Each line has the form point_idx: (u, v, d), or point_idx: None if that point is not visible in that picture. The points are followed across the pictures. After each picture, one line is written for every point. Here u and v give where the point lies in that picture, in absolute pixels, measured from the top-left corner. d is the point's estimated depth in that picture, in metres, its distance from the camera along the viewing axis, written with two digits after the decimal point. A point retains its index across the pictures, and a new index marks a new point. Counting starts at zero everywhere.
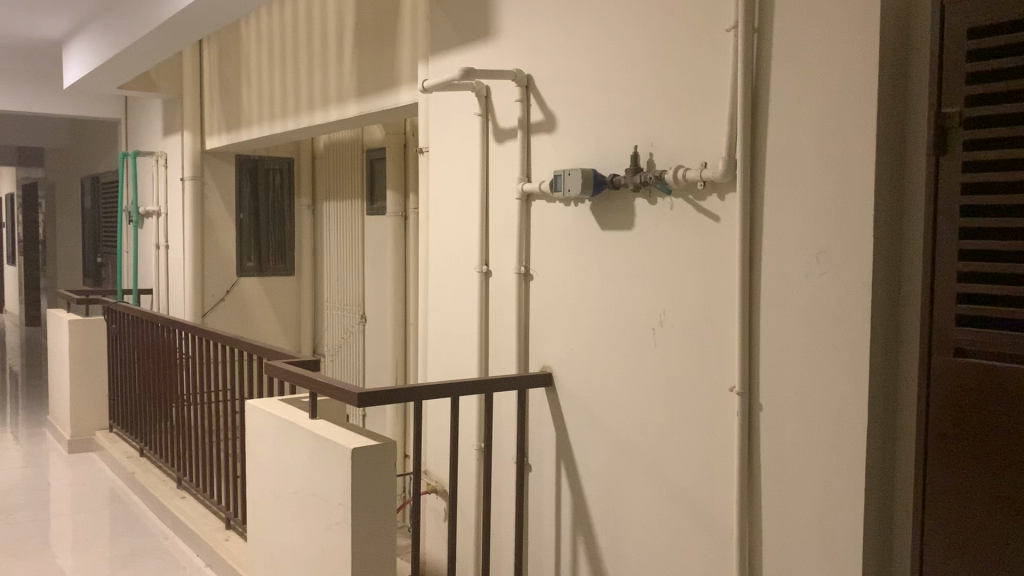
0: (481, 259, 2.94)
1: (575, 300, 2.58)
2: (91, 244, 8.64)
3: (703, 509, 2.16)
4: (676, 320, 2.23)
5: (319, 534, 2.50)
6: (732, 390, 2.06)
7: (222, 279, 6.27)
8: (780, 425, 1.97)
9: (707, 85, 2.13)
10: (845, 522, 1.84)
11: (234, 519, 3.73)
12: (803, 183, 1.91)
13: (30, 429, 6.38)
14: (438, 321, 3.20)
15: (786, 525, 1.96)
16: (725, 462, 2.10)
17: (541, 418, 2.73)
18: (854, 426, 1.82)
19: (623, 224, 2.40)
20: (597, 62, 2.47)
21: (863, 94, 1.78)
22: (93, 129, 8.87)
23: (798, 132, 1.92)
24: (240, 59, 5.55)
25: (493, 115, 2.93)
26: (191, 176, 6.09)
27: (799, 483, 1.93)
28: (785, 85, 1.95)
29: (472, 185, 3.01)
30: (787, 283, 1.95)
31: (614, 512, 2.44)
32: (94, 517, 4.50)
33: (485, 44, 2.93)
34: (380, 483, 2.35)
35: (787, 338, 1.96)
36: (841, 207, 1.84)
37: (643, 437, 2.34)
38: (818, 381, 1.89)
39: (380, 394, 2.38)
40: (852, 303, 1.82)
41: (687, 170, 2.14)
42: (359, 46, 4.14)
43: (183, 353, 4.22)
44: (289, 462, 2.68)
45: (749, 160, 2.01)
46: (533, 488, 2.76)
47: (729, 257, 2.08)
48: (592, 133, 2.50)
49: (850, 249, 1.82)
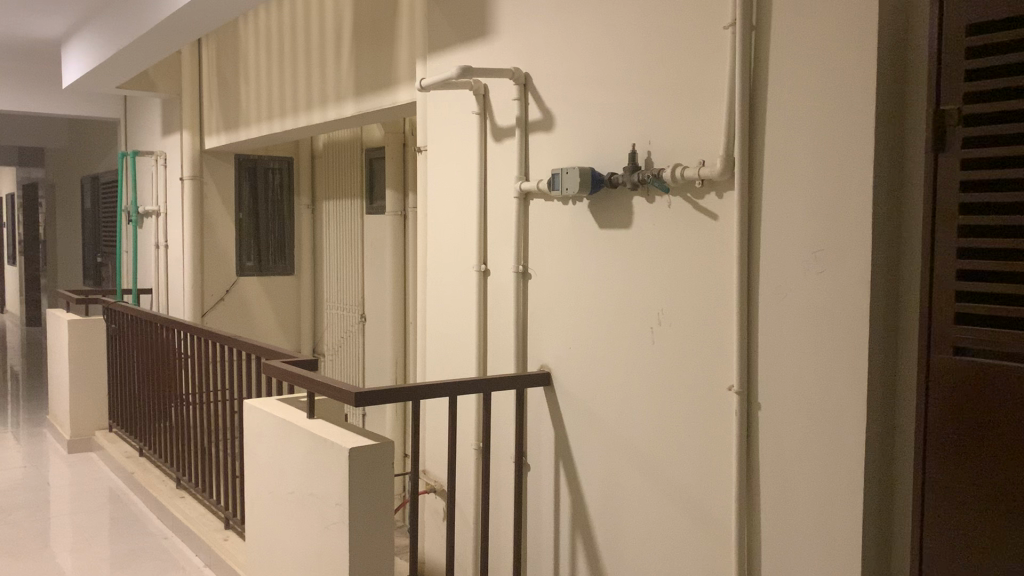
0: (479, 258, 2.93)
1: (573, 298, 2.57)
2: (91, 244, 8.64)
3: (701, 508, 2.16)
4: (675, 318, 2.22)
5: (316, 535, 2.49)
6: (731, 389, 2.06)
7: (222, 278, 6.26)
8: (778, 424, 1.97)
9: (705, 82, 2.12)
10: (843, 521, 1.83)
11: (233, 519, 3.72)
12: (802, 181, 1.90)
13: (30, 429, 6.38)
14: (437, 320, 3.19)
15: (785, 524, 1.95)
16: (723, 461, 2.09)
17: (539, 417, 2.73)
18: (852, 424, 1.81)
19: (621, 223, 2.39)
20: (594, 60, 2.47)
21: (861, 91, 1.78)
22: (93, 129, 8.86)
23: (796, 130, 1.91)
24: (239, 59, 5.54)
25: (491, 113, 2.92)
26: (191, 175, 6.08)
27: (798, 482, 1.93)
28: (782, 83, 1.94)
29: (470, 184, 3.00)
30: (785, 281, 1.95)
31: (613, 511, 2.44)
32: (94, 516, 4.50)
33: (483, 43, 2.92)
34: (377, 483, 2.34)
35: (785, 336, 1.95)
36: (839, 205, 1.83)
37: (641, 436, 2.33)
38: (817, 380, 1.88)
39: (378, 393, 2.38)
40: (850, 301, 1.81)
41: (684, 168, 2.13)
42: (357, 45, 4.13)
43: (182, 353, 4.21)
44: (287, 462, 2.67)
45: (747, 158, 2.00)
46: (531, 487, 2.76)
47: (727, 255, 2.07)
48: (590, 132, 2.50)
49: (849, 247, 1.81)
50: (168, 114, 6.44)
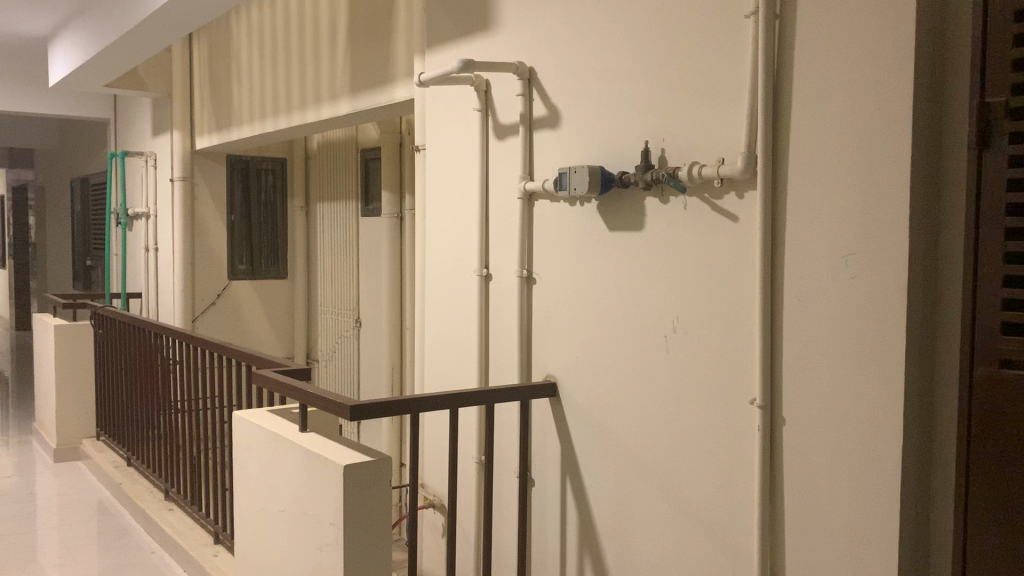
0: (480, 262, 2.79)
1: (580, 304, 2.44)
2: (81, 246, 8.47)
3: (719, 529, 2.02)
4: (690, 327, 2.09)
5: (309, 556, 2.35)
6: (753, 403, 1.92)
7: (213, 282, 6.10)
8: (806, 440, 1.83)
9: (724, 76, 1.98)
10: (875, 546, 1.70)
11: (223, 534, 3.56)
12: (831, 181, 1.77)
13: (19, 437, 6.21)
14: (435, 326, 3.05)
15: (811, 547, 1.82)
16: (743, 479, 1.96)
17: (545, 429, 2.59)
18: (887, 441, 1.67)
19: (632, 225, 2.26)
20: (603, 53, 2.33)
21: (896, 84, 1.65)
22: (83, 129, 8.69)
23: (824, 125, 1.78)
24: (230, 57, 5.39)
25: (493, 109, 2.78)
26: (182, 176, 5.92)
27: (825, 501, 1.79)
28: (808, 75, 1.81)
29: (471, 186, 2.86)
30: (812, 286, 1.81)
31: (623, 532, 2.30)
32: (79, 529, 4.33)
33: (484, 36, 2.78)
34: (373, 501, 2.20)
35: (812, 348, 1.81)
36: (873, 205, 1.69)
37: (653, 451, 2.20)
38: (846, 392, 1.75)
39: (374, 406, 2.23)
40: (885, 309, 1.68)
41: (702, 166, 1.99)
42: (353, 41, 3.99)
43: (171, 359, 4.06)
44: (277, 477, 2.52)
45: (769, 155, 1.87)
46: (536, 503, 2.62)
47: (749, 259, 1.94)
48: (598, 129, 2.36)
49: (883, 252, 1.68)
50: (158, 114, 6.28)
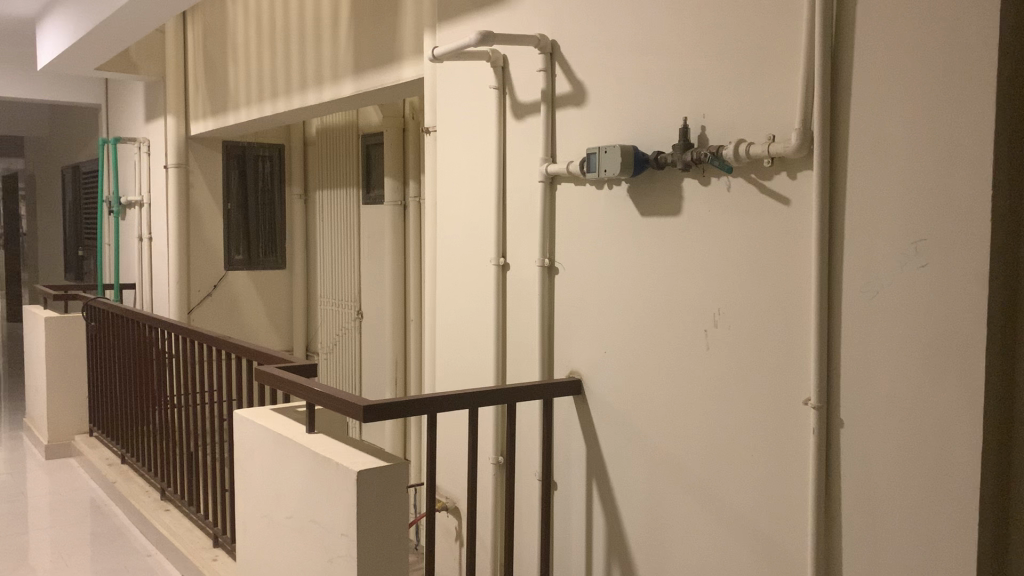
0: (497, 251, 2.62)
1: (611, 297, 2.26)
2: (73, 236, 8.28)
3: (766, 539, 1.86)
4: (733, 319, 1.92)
5: (317, 567, 2.19)
6: (808, 404, 1.75)
7: (210, 272, 5.92)
8: (869, 443, 1.66)
9: (776, 44, 1.81)
10: (950, 562, 1.53)
11: (222, 537, 3.37)
12: (896, 158, 1.60)
13: (10, 433, 6.02)
14: (447, 318, 2.87)
15: (874, 559, 1.66)
16: (795, 486, 1.79)
17: (569, 427, 2.42)
18: (965, 445, 1.51)
19: (667, 210, 2.09)
20: (635, 25, 2.15)
21: (980, 53, 1.47)
22: (75, 119, 8.47)
23: (892, 98, 1.60)
24: (226, 40, 5.18)
25: (511, 86, 2.60)
26: (176, 163, 5.72)
27: (889, 510, 1.63)
28: (874, 43, 1.63)
29: (487, 168, 2.68)
30: (875, 275, 1.64)
31: (656, 539, 2.14)
32: (73, 530, 4.16)
33: (502, 8, 2.60)
34: (386, 508, 2.03)
35: (878, 345, 1.64)
36: (946, 187, 1.52)
37: (691, 452, 2.03)
38: (915, 391, 1.58)
39: (388, 406, 2.05)
40: (963, 301, 1.50)
41: (751, 144, 1.82)
42: (356, 19, 3.79)
43: (166, 351, 3.87)
44: (284, 480, 2.35)
45: (828, 132, 1.69)
46: (559, 506, 2.45)
47: (804, 248, 1.77)
48: (629, 107, 2.18)
49: (960, 238, 1.50)
50: (150, 99, 6.08)
